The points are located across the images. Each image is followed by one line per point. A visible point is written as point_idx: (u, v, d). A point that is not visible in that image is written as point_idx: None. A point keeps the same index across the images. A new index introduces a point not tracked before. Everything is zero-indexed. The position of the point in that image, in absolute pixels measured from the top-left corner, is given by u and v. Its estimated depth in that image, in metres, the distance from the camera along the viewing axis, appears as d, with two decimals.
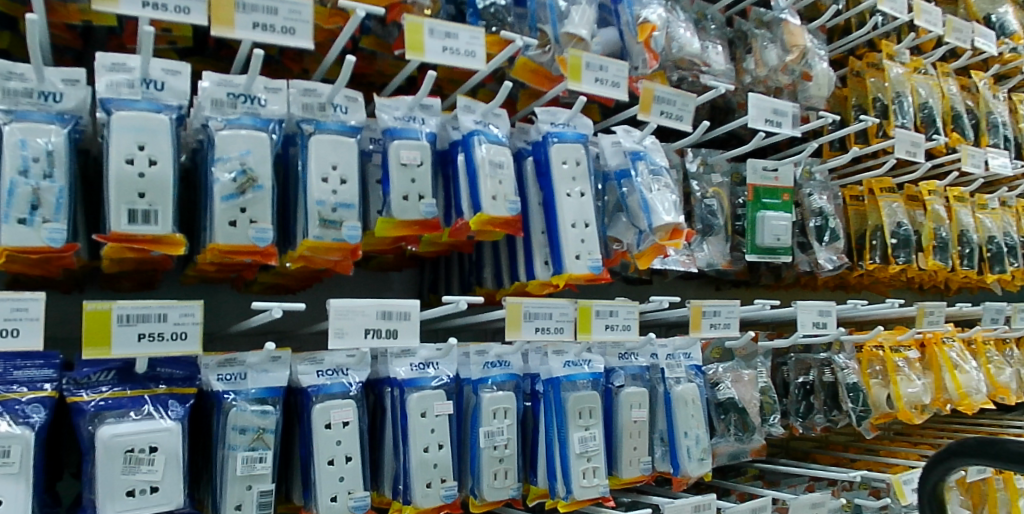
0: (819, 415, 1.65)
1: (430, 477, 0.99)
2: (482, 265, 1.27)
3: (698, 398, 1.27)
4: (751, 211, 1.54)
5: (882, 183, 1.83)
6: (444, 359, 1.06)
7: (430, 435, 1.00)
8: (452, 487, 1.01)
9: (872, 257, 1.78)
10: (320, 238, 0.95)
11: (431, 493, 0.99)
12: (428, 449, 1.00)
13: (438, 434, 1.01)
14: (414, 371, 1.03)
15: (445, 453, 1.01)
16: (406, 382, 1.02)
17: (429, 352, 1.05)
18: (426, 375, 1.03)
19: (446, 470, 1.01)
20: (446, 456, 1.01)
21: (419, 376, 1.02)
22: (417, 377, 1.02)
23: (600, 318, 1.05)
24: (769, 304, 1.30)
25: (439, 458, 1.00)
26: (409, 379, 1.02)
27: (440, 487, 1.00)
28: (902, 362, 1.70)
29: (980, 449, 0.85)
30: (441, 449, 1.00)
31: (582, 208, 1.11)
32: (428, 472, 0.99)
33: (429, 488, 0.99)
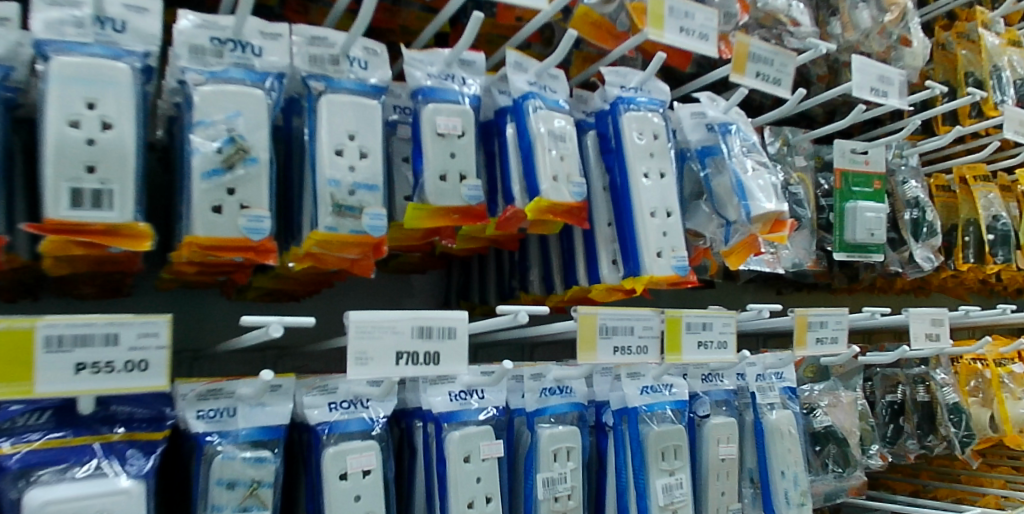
0: (911, 441, 1.40)
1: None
2: (527, 266, 1.04)
3: (794, 429, 1.03)
4: (838, 201, 1.30)
5: (975, 170, 1.58)
6: (491, 386, 0.82)
7: (476, 486, 0.76)
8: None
9: (966, 255, 1.54)
10: (333, 229, 0.72)
11: None
12: (473, 505, 0.76)
13: (487, 484, 0.77)
14: (454, 401, 0.79)
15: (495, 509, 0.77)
16: (443, 417, 0.78)
17: (473, 377, 0.82)
18: (469, 407, 0.80)
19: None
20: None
21: (461, 409, 0.79)
22: (458, 411, 0.79)
23: (692, 332, 0.82)
24: (880, 312, 1.07)
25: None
26: (449, 412, 0.79)
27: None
28: (1007, 377, 1.46)
29: None
30: (490, 505, 0.77)
31: (663, 193, 0.88)
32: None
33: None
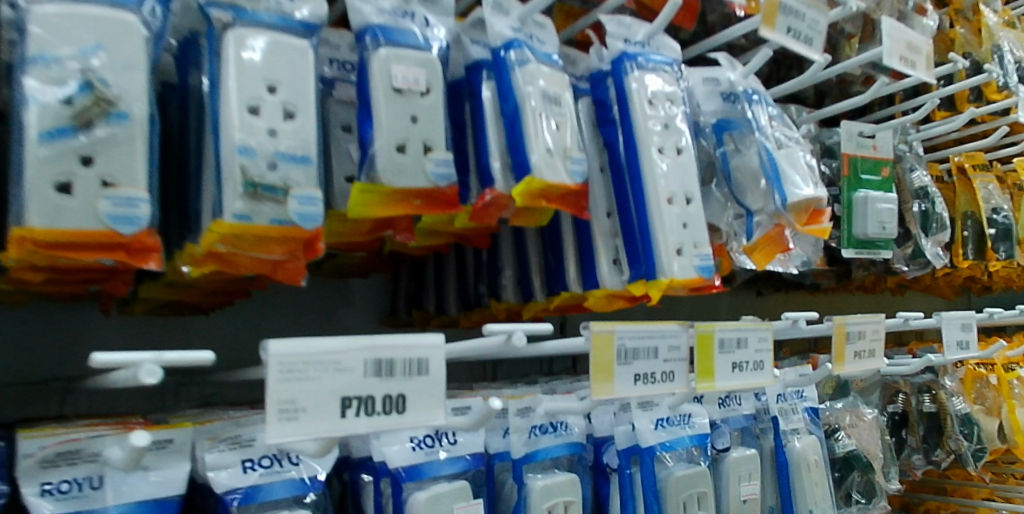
0: (916, 456, 1.26)
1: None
2: (499, 268, 0.84)
3: (822, 460, 0.84)
4: (846, 191, 1.14)
5: (975, 158, 1.46)
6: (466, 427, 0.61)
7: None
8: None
9: (967, 252, 1.41)
10: (245, 218, 0.50)
11: None
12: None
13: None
14: (418, 452, 0.58)
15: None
16: (404, 473, 0.57)
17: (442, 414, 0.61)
18: (439, 456, 0.59)
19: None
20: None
21: (428, 461, 0.58)
22: (425, 465, 0.57)
23: (725, 352, 0.64)
24: (914, 317, 0.91)
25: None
26: (413, 467, 0.57)
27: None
28: (1016, 383, 1.33)
29: None
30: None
31: (681, 174, 0.70)
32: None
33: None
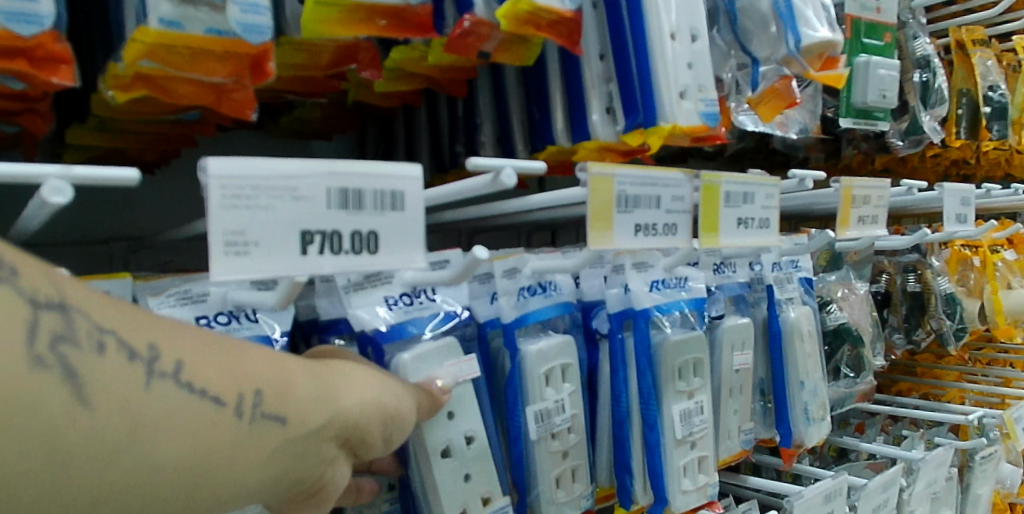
0: (897, 336, 1.23)
1: (464, 499, 0.51)
2: (478, 123, 0.76)
3: (814, 331, 0.81)
4: (847, 55, 1.05)
5: (975, 32, 1.39)
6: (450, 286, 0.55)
7: (446, 426, 0.51)
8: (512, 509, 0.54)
9: (960, 131, 1.35)
10: (176, 25, 0.42)
11: None
12: (448, 452, 0.51)
13: (464, 416, 0.52)
14: (396, 312, 0.52)
15: (479, 454, 0.52)
16: (381, 336, 0.51)
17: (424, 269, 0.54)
18: (422, 314, 0.53)
19: (491, 479, 0.53)
20: (486, 454, 0.53)
21: (409, 322, 0.52)
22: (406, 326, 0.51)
23: (731, 206, 0.58)
24: (919, 186, 0.86)
25: (472, 463, 0.52)
26: (393, 329, 0.51)
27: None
28: (999, 264, 1.31)
29: None
30: (472, 449, 0.52)
31: (687, 7, 0.61)
32: (457, 492, 0.51)
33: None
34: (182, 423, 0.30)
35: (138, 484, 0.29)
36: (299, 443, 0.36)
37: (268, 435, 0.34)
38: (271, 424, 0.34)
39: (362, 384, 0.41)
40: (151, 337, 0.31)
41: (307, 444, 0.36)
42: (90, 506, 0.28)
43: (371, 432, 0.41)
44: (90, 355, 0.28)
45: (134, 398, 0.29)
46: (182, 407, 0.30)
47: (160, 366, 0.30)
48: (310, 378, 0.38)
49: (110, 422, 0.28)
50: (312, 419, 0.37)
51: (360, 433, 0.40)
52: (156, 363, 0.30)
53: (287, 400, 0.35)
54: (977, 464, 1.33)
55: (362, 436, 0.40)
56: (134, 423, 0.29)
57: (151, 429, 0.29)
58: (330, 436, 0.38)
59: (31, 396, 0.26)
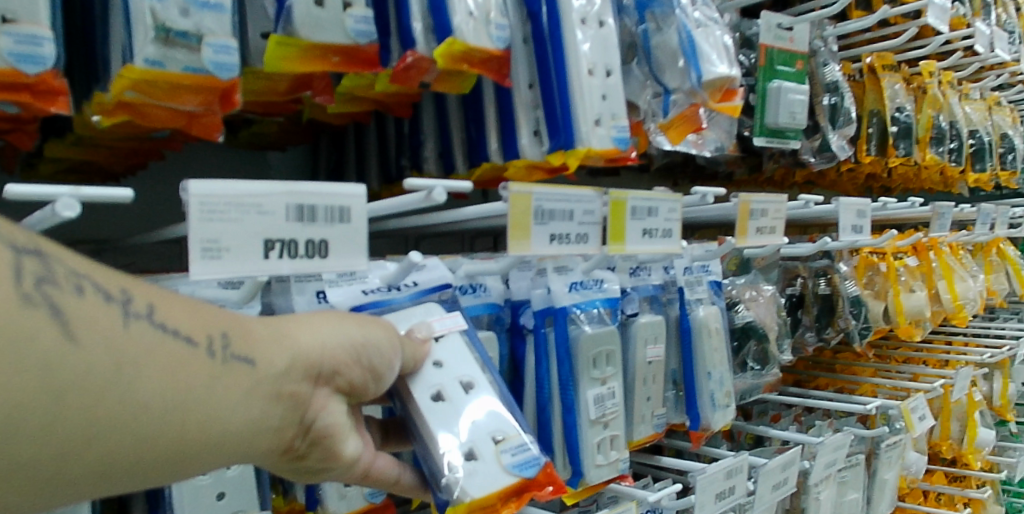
0: (810, 334, 1.34)
1: (472, 438, 0.53)
2: (423, 138, 0.84)
3: (721, 328, 0.91)
4: (761, 81, 1.17)
5: (885, 59, 1.52)
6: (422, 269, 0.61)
7: (436, 373, 0.54)
8: (530, 446, 0.55)
9: (870, 147, 1.47)
10: (158, 64, 0.49)
11: (476, 473, 0.52)
12: (442, 397, 0.53)
13: (453, 365, 0.55)
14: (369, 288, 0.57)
15: (479, 398, 0.54)
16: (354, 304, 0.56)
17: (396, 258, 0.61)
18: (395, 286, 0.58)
19: (498, 419, 0.54)
20: (485, 396, 0.55)
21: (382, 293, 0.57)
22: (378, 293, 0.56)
23: (636, 218, 0.68)
24: (814, 200, 0.97)
25: (473, 405, 0.54)
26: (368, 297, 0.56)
27: (497, 453, 0.53)
28: (901, 270, 1.44)
29: None
30: (471, 394, 0.54)
31: (602, 46, 0.71)
32: (463, 433, 0.53)
33: (472, 462, 0.52)
34: (159, 361, 0.36)
35: (133, 414, 0.34)
36: (271, 381, 0.41)
37: (240, 374, 0.39)
38: (242, 364, 0.39)
39: (333, 326, 0.46)
40: (123, 285, 0.37)
41: (279, 385, 0.41)
42: (96, 436, 0.33)
43: (345, 369, 0.45)
44: (72, 295, 0.34)
45: (116, 336, 0.34)
46: (155, 343, 0.36)
47: (134, 308, 0.36)
48: (272, 326, 0.43)
49: (97, 361, 0.33)
50: (277, 360, 0.42)
51: (334, 370, 0.45)
52: (130, 305, 0.36)
53: (254, 345, 0.40)
54: (883, 451, 1.47)
55: (337, 372, 0.45)
56: (120, 361, 0.34)
57: (135, 367, 0.34)
58: (303, 375, 0.43)
59: (27, 339, 0.31)
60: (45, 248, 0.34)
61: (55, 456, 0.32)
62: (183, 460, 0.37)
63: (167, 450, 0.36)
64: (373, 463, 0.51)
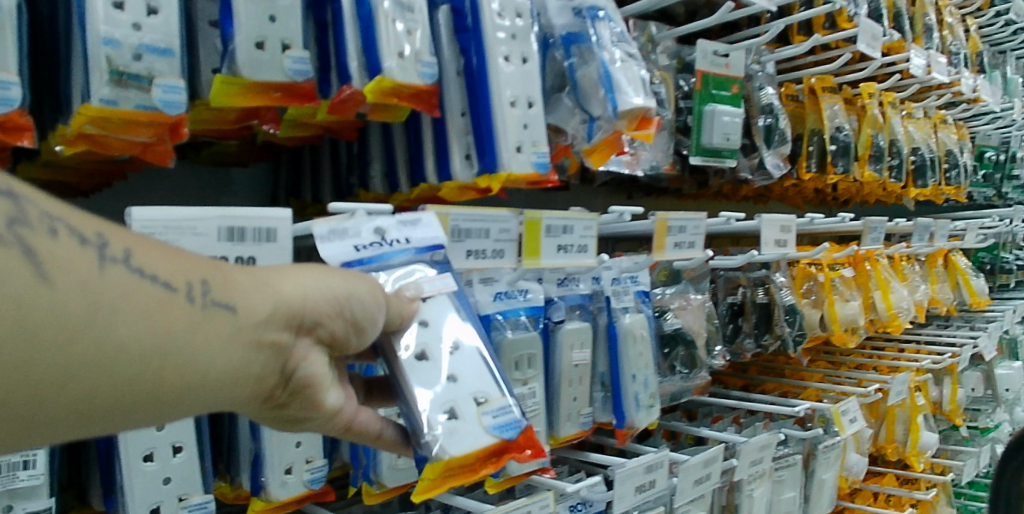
0: (748, 340, 1.43)
1: (453, 397, 0.57)
2: (369, 160, 0.92)
3: (647, 334, 0.99)
4: (697, 103, 1.26)
5: (824, 82, 1.61)
6: (417, 230, 0.64)
7: (424, 333, 0.57)
8: (511, 409, 0.60)
9: (809, 165, 1.56)
10: (112, 103, 0.57)
11: (457, 428, 0.57)
12: (425, 356, 0.57)
13: (439, 325, 0.58)
14: (363, 248, 0.60)
15: (462, 358, 0.59)
16: (348, 263, 0.59)
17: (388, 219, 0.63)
18: (391, 248, 0.61)
19: (481, 382, 0.59)
20: (468, 357, 0.59)
21: (376, 254, 0.60)
22: (375, 254, 0.60)
23: (551, 235, 0.76)
24: (735, 217, 1.05)
25: (456, 365, 0.58)
26: (361, 259, 0.59)
27: (478, 414, 0.58)
28: (836, 281, 1.54)
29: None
30: (454, 354, 0.58)
31: (524, 80, 0.79)
32: (445, 392, 0.57)
33: (453, 420, 0.57)
34: (143, 304, 0.38)
35: (117, 356, 0.36)
36: (252, 327, 0.43)
37: (221, 320, 0.41)
38: (224, 309, 0.41)
39: (311, 276, 0.48)
40: (97, 227, 0.38)
41: (261, 332, 0.44)
42: (81, 376, 0.35)
43: (321, 316, 0.48)
44: (46, 237, 0.35)
45: (93, 278, 0.36)
46: (136, 288, 0.38)
47: (111, 252, 0.37)
48: (252, 275, 0.46)
49: (75, 303, 0.35)
50: (259, 308, 0.44)
51: (310, 317, 0.47)
52: (106, 249, 0.37)
53: (234, 293, 0.43)
54: (821, 452, 1.55)
55: (314, 319, 0.48)
56: (105, 303, 0.36)
57: (118, 309, 0.36)
58: (283, 322, 0.45)
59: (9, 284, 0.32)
60: (18, 190, 0.35)
61: (47, 391, 0.35)
62: (170, 400, 0.40)
63: (154, 391, 0.39)
64: (354, 416, 0.55)
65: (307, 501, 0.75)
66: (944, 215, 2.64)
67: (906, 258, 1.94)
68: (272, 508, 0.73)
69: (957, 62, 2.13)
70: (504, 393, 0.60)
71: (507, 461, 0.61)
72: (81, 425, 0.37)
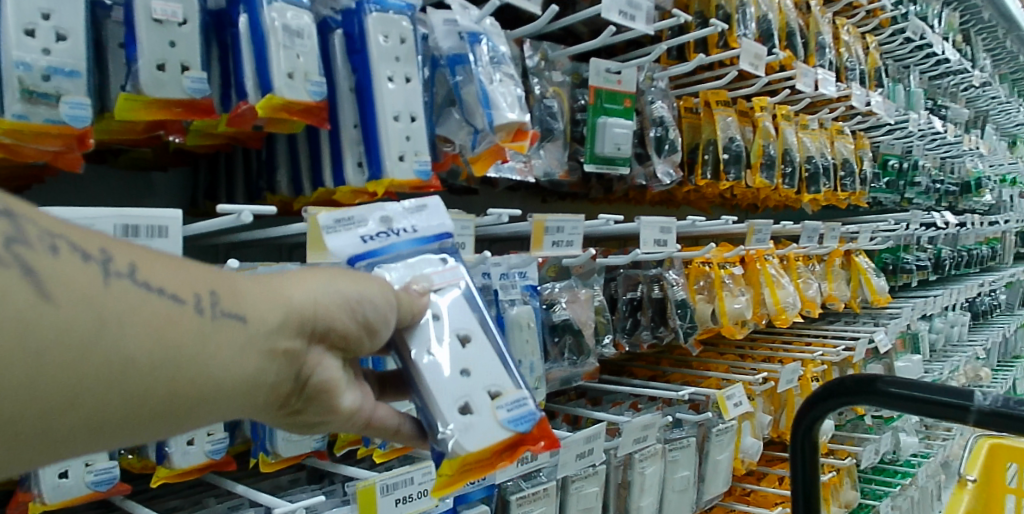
0: (645, 332, 1.55)
1: (468, 392, 0.64)
2: (275, 165, 1.01)
3: (533, 322, 1.10)
4: (590, 116, 1.38)
5: (717, 95, 1.75)
6: (422, 218, 0.71)
7: (437, 327, 0.65)
8: (526, 401, 0.67)
9: (704, 172, 1.69)
10: (24, 118, 0.67)
11: (470, 422, 0.64)
12: (437, 352, 0.64)
13: (451, 321, 0.65)
14: (370, 239, 0.68)
15: (474, 351, 0.66)
16: (355, 258, 0.67)
17: (393, 210, 0.71)
18: (397, 237, 0.69)
19: (494, 376, 0.66)
20: (481, 352, 0.66)
21: (382, 246, 0.68)
22: (378, 247, 0.67)
23: None
24: (615, 218, 1.21)
25: (470, 360, 0.65)
26: (367, 251, 0.67)
27: (493, 407, 0.65)
28: (726, 278, 1.68)
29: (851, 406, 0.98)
30: (467, 348, 0.65)
31: (406, 98, 0.89)
32: (463, 387, 0.64)
33: (470, 416, 0.64)
34: (155, 319, 0.44)
35: (130, 366, 0.43)
36: (265, 336, 0.51)
37: (232, 328, 0.48)
38: (234, 319, 0.49)
39: (322, 285, 0.56)
40: (101, 244, 0.44)
41: (271, 340, 0.51)
42: (102, 385, 0.42)
43: (332, 319, 0.55)
44: (45, 253, 0.41)
45: (100, 292, 0.42)
46: (147, 303, 0.44)
47: (116, 267, 0.44)
48: (262, 288, 0.53)
49: (86, 319, 0.41)
50: (268, 318, 0.51)
51: (321, 322, 0.55)
52: (111, 265, 0.44)
53: (242, 304, 0.50)
54: (714, 435, 1.69)
55: (325, 324, 0.55)
56: (118, 320, 0.42)
57: (132, 323, 0.43)
58: (294, 329, 0.53)
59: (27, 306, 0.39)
60: (15, 210, 0.42)
61: (77, 400, 0.41)
62: (186, 407, 0.47)
63: (171, 395, 0.45)
64: (372, 412, 0.63)
65: (208, 469, 0.85)
66: (848, 219, 2.82)
67: (801, 258, 2.11)
68: (175, 475, 0.83)
69: (851, 78, 2.26)
70: (518, 386, 0.67)
71: (522, 453, 0.68)
72: (110, 431, 0.44)
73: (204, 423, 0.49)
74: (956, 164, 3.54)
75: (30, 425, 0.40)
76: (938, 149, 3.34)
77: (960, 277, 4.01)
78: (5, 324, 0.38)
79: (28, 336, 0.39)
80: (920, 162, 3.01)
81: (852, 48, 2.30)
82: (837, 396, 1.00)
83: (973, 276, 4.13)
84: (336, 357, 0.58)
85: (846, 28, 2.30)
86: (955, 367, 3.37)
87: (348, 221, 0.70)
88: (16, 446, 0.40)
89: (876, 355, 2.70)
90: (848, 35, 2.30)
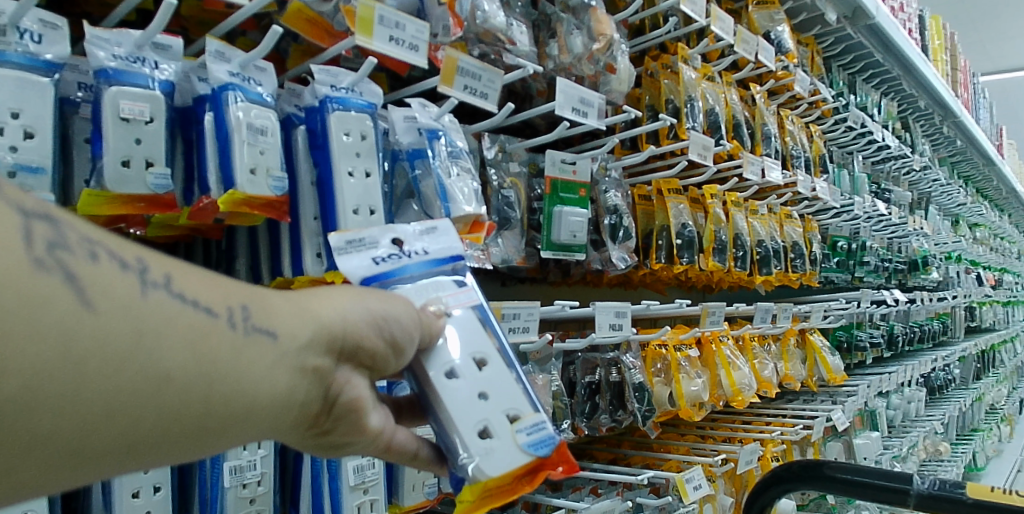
0: (604, 415, 1.56)
1: (487, 415, 0.65)
2: (234, 254, 1.03)
3: None
4: (547, 205, 1.42)
5: (669, 184, 1.81)
6: (431, 240, 0.72)
7: (452, 348, 0.67)
8: (544, 425, 0.67)
9: (658, 257, 1.73)
10: None
11: (491, 445, 0.64)
12: (454, 374, 0.66)
13: (467, 344, 0.67)
14: (381, 261, 0.69)
15: (490, 372, 0.67)
16: (366, 280, 0.67)
17: (404, 232, 0.72)
18: (408, 258, 0.70)
19: (512, 400, 0.67)
20: (497, 376, 0.67)
21: (395, 267, 0.69)
22: (390, 270, 0.68)
23: None
24: (570, 304, 1.26)
25: (486, 383, 0.66)
26: (380, 273, 0.68)
27: (514, 431, 0.65)
28: (683, 360, 1.71)
29: (804, 473, 1.08)
30: (483, 368, 0.67)
31: (366, 192, 0.92)
32: (480, 411, 0.65)
33: (489, 440, 0.65)
34: (190, 333, 0.48)
35: (165, 379, 0.46)
36: (295, 352, 0.54)
37: (264, 341, 0.52)
38: (265, 335, 0.52)
39: (350, 303, 0.59)
40: (138, 254, 0.49)
41: (301, 352, 0.55)
42: (139, 398, 0.45)
43: (360, 337, 0.58)
44: (84, 259, 0.46)
45: (136, 303, 0.46)
46: (181, 315, 0.48)
47: (153, 278, 0.48)
48: (295, 305, 0.56)
49: (124, 334, 0.45)
50: (298, 333, 0.55)
51: (350, 340, 0.58)
52: (149, 276, 0.48)
53: (273, 322, 0.54)
54: None
55: (354, 341, 0.58)
56: (156, 332, 0.46)
57: (166, 336, 0.46)
58: (322, 347, 0.56)
59: (67, 316, 0.42)
60: (57, 218, 0.46)
61: (119, 412, 0.45)
62: (222, 423, 0.50)
63: (206, 409, 0.49)
64: (393, 436, 0.66)
65: None
66: (801, 300, 2.89)
67: (756, 339, 2.15)
68: None
69: (797, 166, 2.36)
70: (536, 410, 0.68)
71: (544, 479, 0.67)
72: (151, 446, 0.47)
73: (238, 441, 0.52)
74: (902, 244, 3.67)
75: (78, 434, 0.44)
76: (885, 232, 3.46)
77: (914, 353, 4.09)
78: (49, 335, 0.42)
79: (73, 344, 0.42)
80: (867, 243, 3.12)
81: (796, 137, 2.41)
82: (785, 483, 1.10)
83: (925, 351, 4.22)
84: (363, 377, 0.61)
85: (789, 119, 2.41)
86: (914, 443, 3.40)
87: (358, 242, 0.70)
88: (66, 457, 0.44)
89: (835, 434, 2.71)
90: (793, 125, 2.42)
